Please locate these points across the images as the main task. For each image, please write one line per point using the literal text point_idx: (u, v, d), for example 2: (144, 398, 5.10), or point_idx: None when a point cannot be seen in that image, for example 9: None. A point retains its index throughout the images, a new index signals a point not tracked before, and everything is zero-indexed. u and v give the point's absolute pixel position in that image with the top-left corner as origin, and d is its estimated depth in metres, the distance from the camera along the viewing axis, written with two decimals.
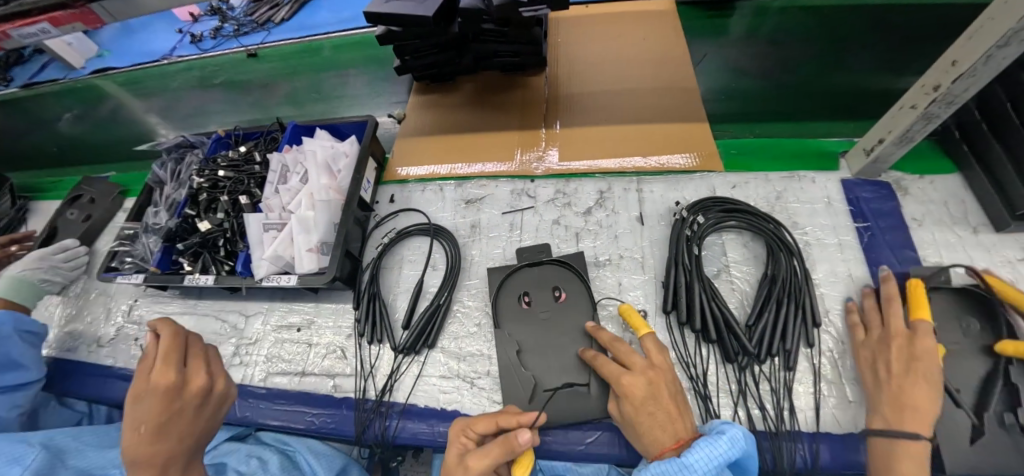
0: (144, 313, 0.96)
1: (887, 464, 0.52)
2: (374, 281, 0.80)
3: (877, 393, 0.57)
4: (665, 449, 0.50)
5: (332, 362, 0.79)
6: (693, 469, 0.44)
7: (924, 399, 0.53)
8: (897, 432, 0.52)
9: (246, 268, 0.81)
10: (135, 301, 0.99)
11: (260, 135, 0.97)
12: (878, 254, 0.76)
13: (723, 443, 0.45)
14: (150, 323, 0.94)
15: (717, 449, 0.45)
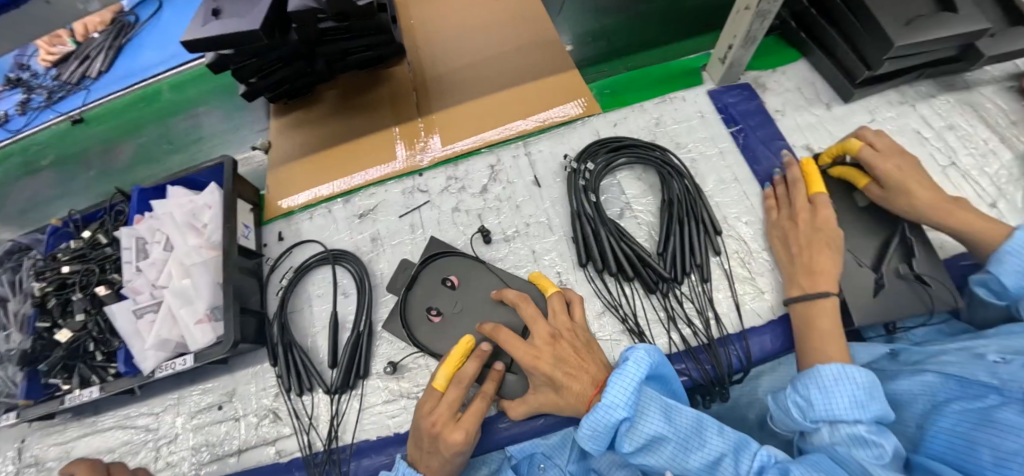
0: (36, 451, 0.82)
1: (808, 323, 0.59)
2: (286, 330, 0.74)
3: (792, 264, 0.64)
4: (591, 398, 0.52)
5: (267, 429, 0.72)
6: (615, 404, 0.47)
7: (828, 262, 0.60)
8: (809, 295, 0.60)
9: (130, 365, 0.70)
10: (20, 441, 0.84)
11: (103, 211, 0.84)
12: (755, 151, 0.81)
13: (628, 366, 0.49)
14: (48, 459, 0.81)
15: (627, 377, 0.48)
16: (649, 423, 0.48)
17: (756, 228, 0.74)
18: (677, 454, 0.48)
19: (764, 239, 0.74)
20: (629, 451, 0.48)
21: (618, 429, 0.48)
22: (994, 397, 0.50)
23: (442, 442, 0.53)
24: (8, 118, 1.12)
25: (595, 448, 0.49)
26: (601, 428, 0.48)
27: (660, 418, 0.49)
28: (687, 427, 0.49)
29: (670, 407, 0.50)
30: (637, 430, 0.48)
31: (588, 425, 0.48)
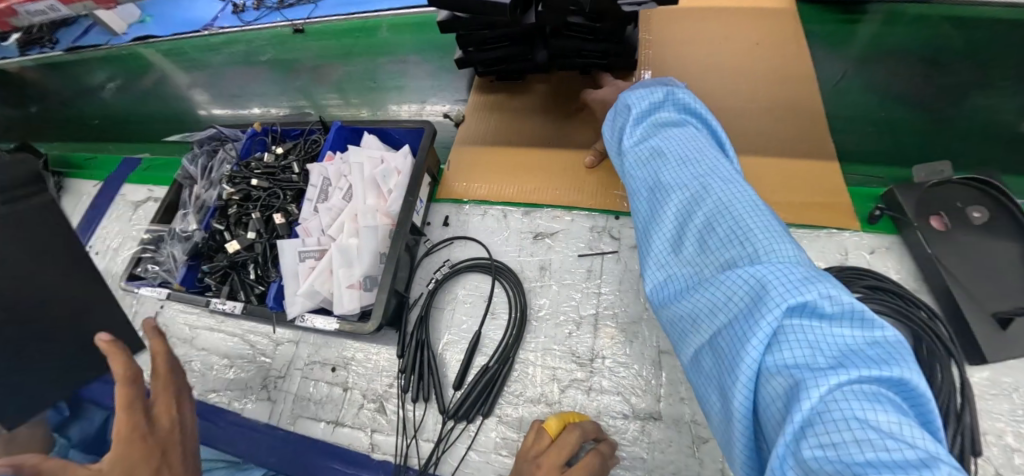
0: (171, 323, 0.87)
1: None
2: (422, 327, 0.68)
3: None
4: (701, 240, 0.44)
5: (370, 414, 0.69)
6: (743, 247, 0.38)
7: None
8: None
9: (277, 302, 0.68)
10: (161, 306, 0.90)
11: (301, 134, 0.85)
12: None
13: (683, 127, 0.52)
14: (177, 335, 0.86)
15: (746, 214, 0.40)
16: (759, 248, 0.38)
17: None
18: (745, 321, 0.34)
19: None
20: (664, 173, 0.48)
21: (722, 279, 0.37)
22: None
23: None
24: (246, 10, 1.24)
25: (631, 175, 0.53)
26: (688, 169, 0.47)
27: (758, 277, 0.35)
28: (762, 247, 0.37)
29: (762, 256, 0.37)
30: (700, 160, 0.47)
31: (669, 111, 0.54)
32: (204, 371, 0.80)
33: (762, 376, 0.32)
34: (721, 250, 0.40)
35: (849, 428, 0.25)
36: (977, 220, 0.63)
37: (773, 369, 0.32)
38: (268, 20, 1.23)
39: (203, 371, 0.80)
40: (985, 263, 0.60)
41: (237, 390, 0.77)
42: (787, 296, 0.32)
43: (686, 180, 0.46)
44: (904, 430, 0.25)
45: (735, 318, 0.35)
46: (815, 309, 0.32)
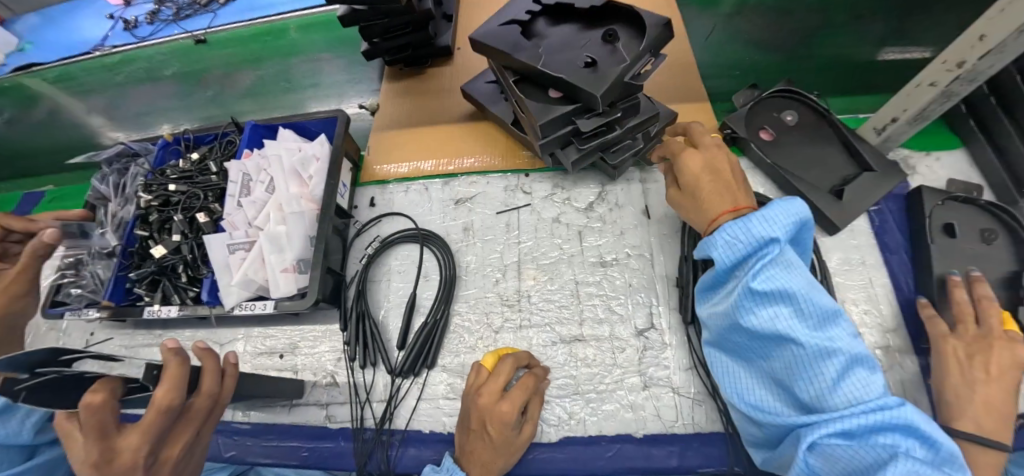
0: (105, 347, 0.86)
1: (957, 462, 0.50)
2: (360, 299, 0.73)
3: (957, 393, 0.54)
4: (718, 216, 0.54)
5: (323, 389, 0.72)
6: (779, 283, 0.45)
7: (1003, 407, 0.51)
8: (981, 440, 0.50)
9: (213, 296, 0.71)
10: (92, 333, 0.88)
11: (215, 138, 0.85)
12: (889, 237, 0.74)
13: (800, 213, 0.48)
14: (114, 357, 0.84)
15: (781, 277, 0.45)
16: (792, 303, 0.45)
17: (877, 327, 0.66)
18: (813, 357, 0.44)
19: (882, 337, 0.67)
20: (757, 285, 0.45)
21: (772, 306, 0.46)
22: None
23: (489, 416, 0.56)
24: (138, 25, 1.16)
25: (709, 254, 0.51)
26: (745, 246, 0.48)
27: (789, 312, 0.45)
28: (809, 340, 0.44)
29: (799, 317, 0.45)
30: (778, 272, 0.46)
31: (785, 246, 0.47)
32: None
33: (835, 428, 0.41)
34: (787, 321, 0.45)
35: (849, 447, 0.40)
36: (791, 122, 0.80)
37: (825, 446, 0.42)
38: (163, 33, 1.15)
39: None
40: (805, 156, 0.77)
41: None
42: (869, 417, 0.40)
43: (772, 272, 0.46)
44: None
45: (818, 371, 0.43)
46: (902, 426, 0.40)
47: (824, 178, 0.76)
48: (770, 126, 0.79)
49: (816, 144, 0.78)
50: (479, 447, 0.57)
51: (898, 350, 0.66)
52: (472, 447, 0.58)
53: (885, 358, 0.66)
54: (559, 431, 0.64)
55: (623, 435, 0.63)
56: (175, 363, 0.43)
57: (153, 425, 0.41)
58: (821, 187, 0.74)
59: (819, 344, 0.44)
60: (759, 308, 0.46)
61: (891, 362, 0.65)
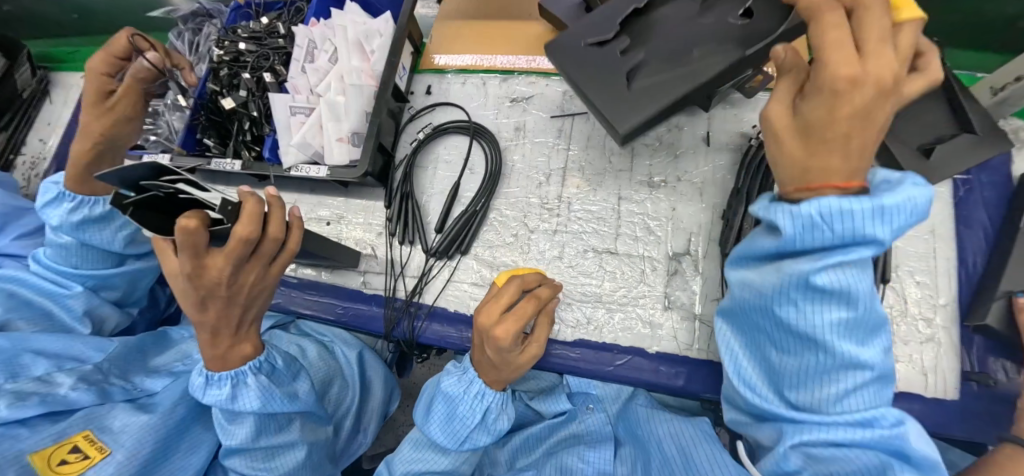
0: None
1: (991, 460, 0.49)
2: (406, 181, 0.76)
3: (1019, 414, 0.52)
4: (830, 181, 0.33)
5: (362, 259, 0.78)
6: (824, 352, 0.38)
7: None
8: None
9: (274, 155, 0.76)
10: None
11: (284, 4, 0.86)
12: (969, 209, 0.68)
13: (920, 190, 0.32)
14: None
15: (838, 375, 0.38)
16: (814, 362, 0.39)
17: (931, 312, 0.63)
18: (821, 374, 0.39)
19: (929, 310, 0.63)
20: (818, 280, 0.34)
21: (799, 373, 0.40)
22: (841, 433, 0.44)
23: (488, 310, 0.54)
24: None
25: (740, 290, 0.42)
26: (782, 295, 0.37)
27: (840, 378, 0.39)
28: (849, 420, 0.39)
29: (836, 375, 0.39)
30: (846, 265, 0.34)
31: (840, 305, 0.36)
32: None
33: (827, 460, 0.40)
34: (831, 396, 0.39)
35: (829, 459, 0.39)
36: None
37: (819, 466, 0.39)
38: None
39: None
40: (900, 105, 0.70)
41: None
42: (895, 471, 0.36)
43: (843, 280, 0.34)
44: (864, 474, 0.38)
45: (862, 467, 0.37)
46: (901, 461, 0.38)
47: (915, 135, 0.69)
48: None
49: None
50: (486, 362, 0.57)
51: (942, 326, 0.63)
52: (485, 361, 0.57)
53: (927, 331, 0.63)
54: (574, 333, 0.67)
55: (635, 348, 0.65)
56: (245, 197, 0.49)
57: (233, 253, 0.50)
58: (909, 142, 0.68)
59: (850, 356, 0.37)
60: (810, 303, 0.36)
61: (931, 335, 0.62)
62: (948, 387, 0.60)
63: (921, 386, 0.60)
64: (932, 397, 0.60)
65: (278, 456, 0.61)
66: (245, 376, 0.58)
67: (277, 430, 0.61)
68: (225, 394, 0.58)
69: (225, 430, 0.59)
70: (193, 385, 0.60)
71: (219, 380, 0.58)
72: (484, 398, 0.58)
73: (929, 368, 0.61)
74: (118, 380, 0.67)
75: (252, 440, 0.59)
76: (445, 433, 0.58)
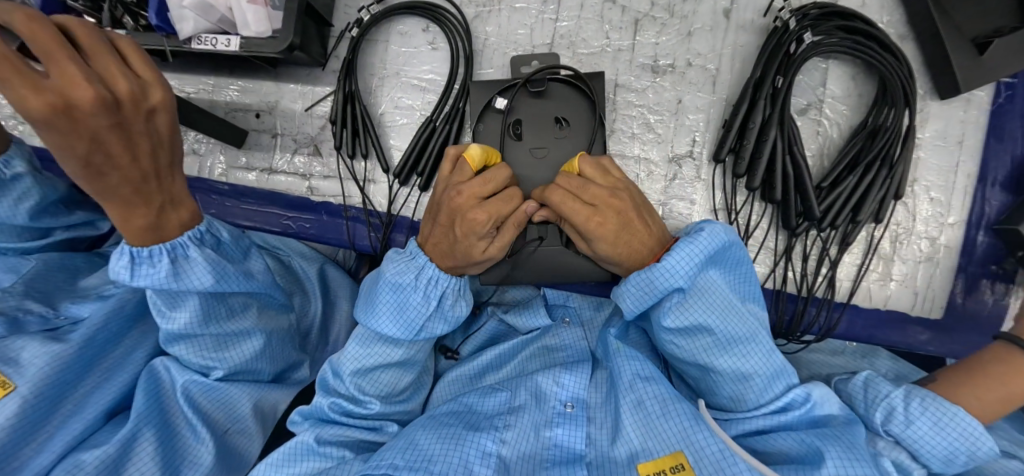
0: None
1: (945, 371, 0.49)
2: (350, 76, 0.60)
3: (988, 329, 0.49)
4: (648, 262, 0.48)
5: (306, 160, 0.65)
6: (675, 271, 0.44)
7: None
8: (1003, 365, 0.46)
9: (163, 21, 0.57)
10: None
11: None
12: (1002, 120, 0.59)
13: (709, 236, 0.45)
14: None
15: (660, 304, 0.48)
16: (703, 309, 0.45)
17: (927, 233, 0.58)
18: (713, 347, 0.46)
19: (936, 228, 0.59)
20: (668, 324, 0.46)
21: (668, 298, 0.46)
22: (705, 336, 0.46)
23: (461, 222, 0.46)
24: None
25: (676, 346, 0.48)
26: (654, 294, 0.46)
27: (705, 304, 0.45)
28: (717, 325, 0.45)
29: (710, 335, 0.46)
30: (689, 307, 0.45)
31: (670, 308, 0.46)
32: None
33: (700, 349, 0.46)
34: (712, 329, 0.45)
35: (727, 376, 0.47)
36: None
37: (728, 381, 0.47)
38: None
39: None
40: None
41: None
42: (724, 363, 0.46)
43: (698, 290, 0.46)
44: (729, 317, 0.46)
45: (725, 365, 0.46)
46: (719, 339, 0.46)
47: (974, 21, 0.56)
48: None
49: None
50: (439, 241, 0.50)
51: (944, 245, 0.59)
52: (436, 241, 0.50)
53: (928, 250, 0.59)
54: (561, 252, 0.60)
55: None
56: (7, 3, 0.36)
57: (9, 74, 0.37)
58: (964, 31, 0.56)
59: (714, 338, 0.46)
60: (690, 336, 0.47)
61: (932, 255, 0.58)
62: (933, 307, 0.58)
63: (908, 304, 0.59)
64: (916, 316, 0.58)
65: (232, 347, 0.55)
66: (186, 249, 0.47)
67: (229, 316, 0.54)
68: (164, 273, 0.46)
69: (166, 317, 0.49)
70: (114, 271, 0.46)
71: (149, 256, 0.46)
72: (438, 284, 0.51)
73: (921, 288, 0.58)
74: (37, 305, 0.58)
75: (200, 326, 0.51)
76: (403, 328, 0.51)
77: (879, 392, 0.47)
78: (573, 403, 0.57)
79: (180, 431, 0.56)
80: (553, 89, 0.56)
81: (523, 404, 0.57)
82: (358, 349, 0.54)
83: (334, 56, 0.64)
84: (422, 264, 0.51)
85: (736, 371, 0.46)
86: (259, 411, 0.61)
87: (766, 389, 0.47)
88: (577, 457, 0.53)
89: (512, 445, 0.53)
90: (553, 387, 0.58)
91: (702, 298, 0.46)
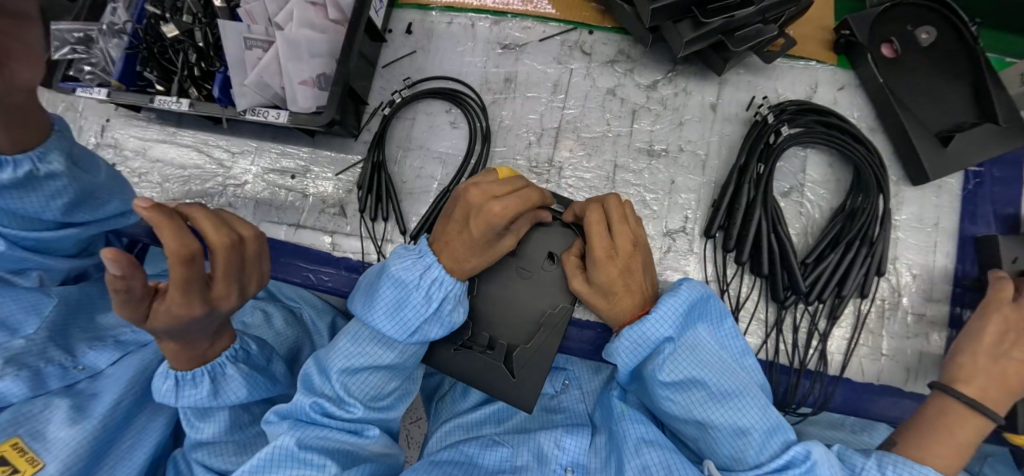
0: (119, 136, 0.82)
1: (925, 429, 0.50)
2: (378, 149, 0.68)
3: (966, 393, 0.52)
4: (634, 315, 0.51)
5: (331, 218, 0.72)
6: (661, 322, 0.47)
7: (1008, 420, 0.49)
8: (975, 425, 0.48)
9: (224, 95, 0.66)
10: (107, 121, 0.82)
11: None
12: (975, 206, 0.64)
13: (686, 292, 0.48)
14: (127, 148, 0.81)
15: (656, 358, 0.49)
16: (692, 362, 0.47)
17: (913, 309, 0.61)
18: (710, 400, 0.47)
19: (920, 305, 0.61)
20: (663, 378, 0.47)
21: (659, 351, 0.48)
22: (697, 389, 0.47)
23: (478, 215, 0.48)
24: None
25: (674, 402, 0.48)
26: (645, 347, 0.48)
27: (693, 359, 0.48)
28: (707, 377, 0.47)
29: (707, 388, 0.47)
30: (677, 362, 0.48)
31: (661, 365, 0.48)
32: (161, 182, 0.79)
33: (695, 400, 0.47)
34: (703, 381, 0.47)
35: (726, 431, 0.46)
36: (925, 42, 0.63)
37: (726, 436, 0.47)
38: None
39: (160, 182, 0.79)
40: (922, 84, 0.64)
41: (197, 198, 0.77)
42: (719, 417, 0.46)
43: (683, 343, 0.48)
44: (717, 369, 0.48)
45: (722, 418, 0.46)
46: (711, 390, 0.47)
47: (936, 118, 0.63)
48: (897, 39, 0.65)
49: (941, 75, 0.64)
50: (455, 239, 0.52)
51: (930, 322, 0.61)
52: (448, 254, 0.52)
53: (915, 326, 0.61)
54: None
55: None
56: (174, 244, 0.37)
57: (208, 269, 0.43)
58: (928, 126, 0.63)
59: (710, 389, 0.47)
60: (682, 390, 0.48)
61: (919, 331, 0.61)
62: (924, 383, 0.59)
63: (900, 380, 0.60)
64: (908, 391, 0.60)
65: (251, 450, 0.58)
66: (224, 368, 0.53)
67: (250, 420, 0.59)
68: (204, 393, 0.52)
69: (195, 426, 0.55)
70: (159, 390, 0.52)
71: (193, 379, 0.52)
72: (441, 287, 0.52)
73: (911, 363, 0.60)
74: (58, 354, 0.61)
75: (225, 434, 0.56)
76: (394, 323, 0.52)
77: (856, 464, 0.47)
78: (573, 467, 0.59)
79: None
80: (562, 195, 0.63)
81: (526, 464, 0.57)
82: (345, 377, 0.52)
83: (367, 130, 0.73)
84: (428, 263, 0.52)
85: (731, 426, 0.46)
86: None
87: (763, 444, 0.46)
88: None
89: None
90: (554, 450, 0.60)
91: (690, 352, 0.48)
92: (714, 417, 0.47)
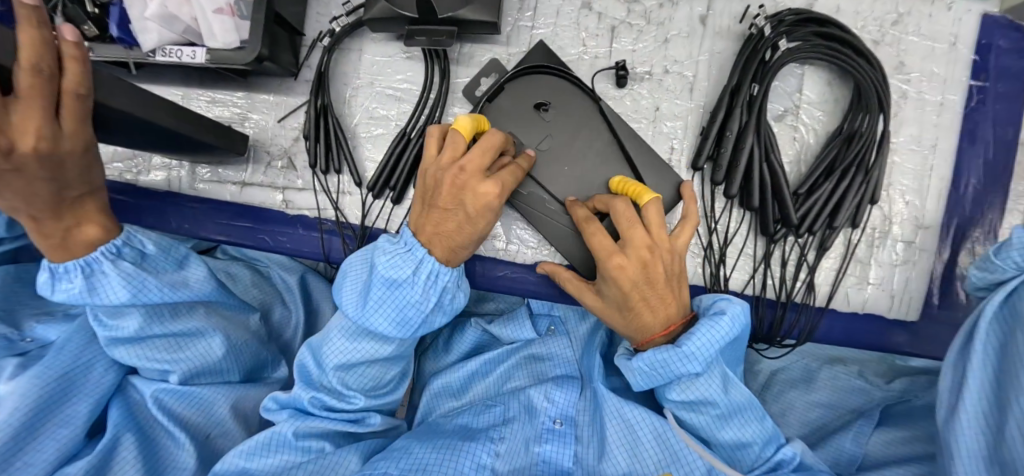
0: None
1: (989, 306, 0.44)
2: (321, 90, 0.59)
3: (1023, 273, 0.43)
4: (653, 336, 0.48)
5: (280, 172, 0.64)
6: (693, 356, 0.44)
7: None
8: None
9: (125, 34, 0.54)
10: None
11: None
12: (975, 125, 0.60)
13: (726, 320, 0.44)
14: None
15: (716, 330, 0.44)
16: (710, 387, 0.46)
17: (903, 236, 0.59)
18: (716, 420, 0.47)
19: (911, 232, 0.59)
20: (673, 396, 0.47)
21: (676, 380, 0.46)
22: (714, 405, 0.46)
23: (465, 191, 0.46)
24: None
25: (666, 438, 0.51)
26: (665, 374, 0.46)
27: (718, 385, 0.46)
28: (723, 402, 0.46)
29: (729, 392, 0.46)
30: (695, 385, 0.46)
31: (679, 393, 0.47)
32: None
33: (704, 416, 0.47)
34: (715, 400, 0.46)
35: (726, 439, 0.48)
36: None
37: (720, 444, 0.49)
38: None
39: None
40: None
41: (127, 159, 0.67)
42: (728, 433, 0.47)
43: (711, 365, 0.45)
44: (731, 390, 0.47)
45: (729, 429, 0.47)
46: (722, 412, 0.47)
47: None
48: None
49: None
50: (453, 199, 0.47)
51: (919, 249, 0.59)
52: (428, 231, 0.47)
53: (904, 254, 0.59)
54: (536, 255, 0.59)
55: None
56: (25, 22, 0.33)
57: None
58: None
59: (726, 403, 0.46)
60: (691, 401, 0.47)
61: (907, 259, 0.59)
62: (909, 311, 0.59)
63: (884, 308, 0.59)
64: (891, 319, 0.59)
65: (187, 348, 0.56)
66: (99, 263, 0.48)
67: (175, 316, 0.55)
68: (78, 289, 0.48)
69: (109, 326, 0.52)
70: (37, 283, 0.49)
71: (66, 272, 0.48)
72: (437, 279, 0.48)
73: (897, 291, 0.59)
74: (6, 328, 0.59)
75: (144, 331, 0.53)
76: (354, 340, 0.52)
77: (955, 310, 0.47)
78: (563, 419, 0.57)
79: (158, 436, 0.58)
80: (559, 102, 0.57)
81: (516, 416, 0.58)
82: (345, 340, 0.51)
83: (307, 66, 0.63)
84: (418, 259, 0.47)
85: (729, 440, 0.48)
86: (243, 415, 0.63)
87: (759, 451, 0.48)
88: (564, 474, 0.54)
89: (506, 458, 0.54)
90: (545, 403, 0.58)
91: (714, 375, 0.46)
92: (724, 425, 0.47)
